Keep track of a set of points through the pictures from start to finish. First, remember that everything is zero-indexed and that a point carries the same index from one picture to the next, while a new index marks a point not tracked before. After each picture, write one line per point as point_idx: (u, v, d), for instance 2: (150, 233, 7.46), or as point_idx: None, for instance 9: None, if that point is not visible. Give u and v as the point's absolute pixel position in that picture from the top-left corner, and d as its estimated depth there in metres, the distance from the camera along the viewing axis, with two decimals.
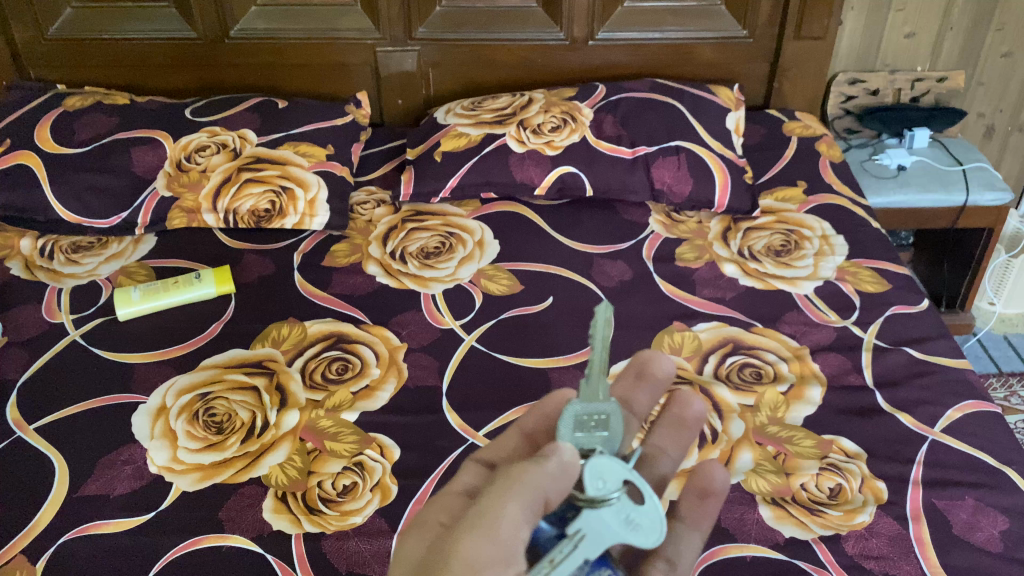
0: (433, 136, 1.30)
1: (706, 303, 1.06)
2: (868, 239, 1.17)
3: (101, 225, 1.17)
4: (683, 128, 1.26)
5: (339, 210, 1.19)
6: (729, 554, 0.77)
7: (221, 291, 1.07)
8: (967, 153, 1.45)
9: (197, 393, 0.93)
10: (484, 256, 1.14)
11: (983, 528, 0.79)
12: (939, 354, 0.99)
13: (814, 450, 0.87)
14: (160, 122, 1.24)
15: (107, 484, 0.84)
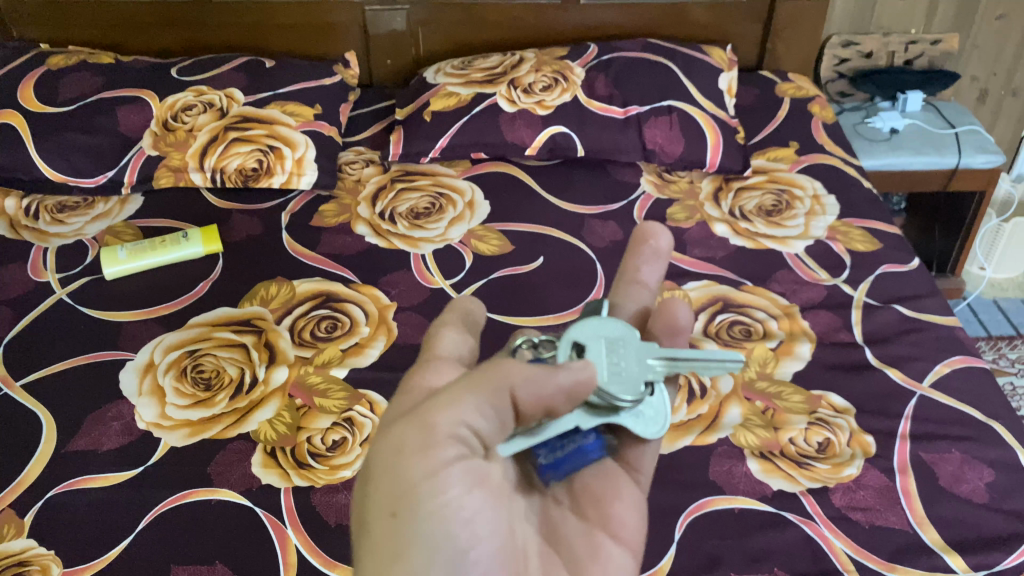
0: (422, 96, 1.29)
1: (697, 262, 1.06)
2: (860, 199, 1.17)
3: (87, 185, 1.16)
4: (675, 88, 1.25)
5: (327, 169, 1.19)
6: (717, 506, 0.77)
7: (209, 250, 1.07)
8: (960, 116, 1.45)
9: (185, 350, 0.92)
10: (475, 217, 1.13)
11: (969, 479, 0.80)
12: (928, 311, 0.99)
13: (803, 405, 0.87)
14: (145, 81, 1.22)
15: (95, 440, 0.83)
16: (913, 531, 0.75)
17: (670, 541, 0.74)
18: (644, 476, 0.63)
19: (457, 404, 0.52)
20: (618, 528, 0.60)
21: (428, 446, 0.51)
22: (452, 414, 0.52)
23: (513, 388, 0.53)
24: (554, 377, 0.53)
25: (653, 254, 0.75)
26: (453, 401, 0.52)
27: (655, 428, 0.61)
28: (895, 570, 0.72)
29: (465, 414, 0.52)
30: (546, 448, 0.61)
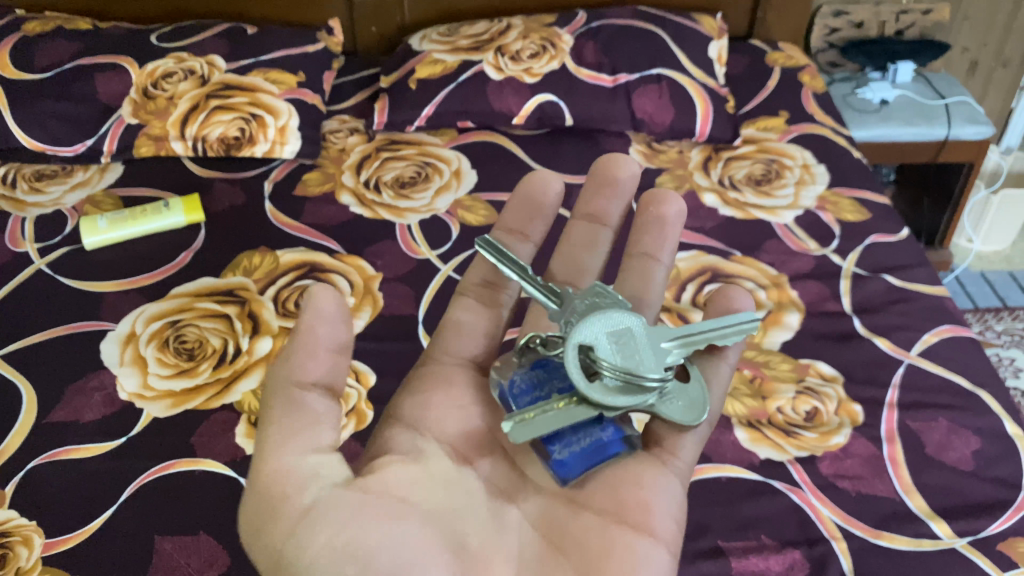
0: (407, 63, 1.27)
1: (686, 232, 1.05)
2: (849, 168, 1.16)
3: (66, 153, 1.14)
4: (664, 55, 1.23)
5: (311, 138, 1.17)
6: (704, 475, 0.77)
7: (191, 220, 1.05)
8: (949, 87, 1.44)
9: (167, 321, 0.91)
10: (461, 186, 1.12)
11: (956, 447, 0.80)
12: (917, 281, 0.99)
13: (791, 374, 0.87)
14: (124, 48, 1.19)
15: (76, 411, 0.82)
16: (900, 498, 0.75)
17: None
18: (682, 462, 0.63)
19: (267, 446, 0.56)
20: (649, 517, 0.58)
21: (272, 499, 0.54)
22: (276, 454, 0.55)
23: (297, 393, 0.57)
24: (309, 338, 0.58)
25: (659, 220, 0.81)
26: (270, 445, 0.55)
27: (694, 416, 0.62)
28: (882, 537, 0.72)
29: (286, 447, 0.55)
30: (559, 443, 0.59)
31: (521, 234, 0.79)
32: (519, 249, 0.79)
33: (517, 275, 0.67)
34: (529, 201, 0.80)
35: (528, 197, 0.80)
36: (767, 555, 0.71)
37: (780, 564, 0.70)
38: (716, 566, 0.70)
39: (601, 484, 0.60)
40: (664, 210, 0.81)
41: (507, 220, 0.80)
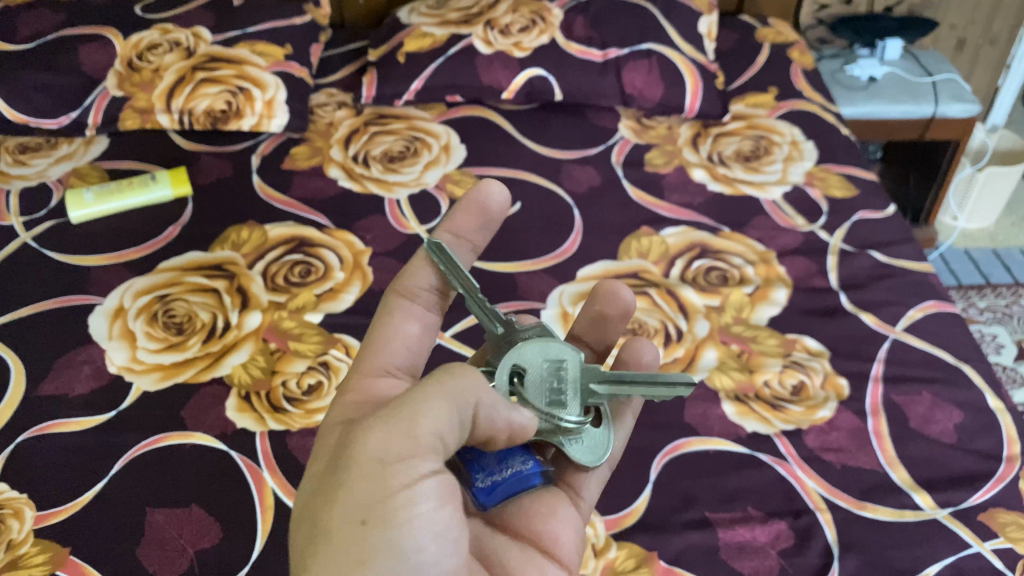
0: (395, 36, 1.26)
1: (674, 208, 1.06)
2: (837, 145, 1.17)
3: (50, 126, 1.12)
4: (654, 28, 1.23)
5: (298, 111, 1.16)
6: (692, 447, 0.78)
7: (178, 193, 1.04)
8: (937, 65, 1.45)
9: (155, 295, 0.90)
10: (451, 161, 1.12)
11: (939, 421, 0.81)
12: (902, 257, 1.00)
13: (778, 349, 0.88)
14: (108, 20, 1.17)
15: (65, 384, 0.82)
16: (883, 470, 0.77)
17: (646, 482, 0.75)
18: (585, 500, 0.65)
19: (427, 394, 0.49)
20: (560, 551, 0.60)
21: (401, 450, 0.48)
22: (433, 418, 0.48)
23: (476, 389, 0.50)
24: (509, 412, 0.52)
25: (598, 318, 0.76)
26: (420, 410, 0.48)
27: (594, 459, 0.62)
28: (865, 508, 0.74)
29: (443, 415, 0.49)
30: (483, 472, 0.57)
31: (465, 247, 0.71)
32: (463, 258, 0.71)
33: (465, 292, 0.65)
34: (484, 221, 0.71)
35: (482, 218, 0.71)
36: (753, 526, 0.72)
37: (766, 535, 0.72)
38: (702, 537, 0.71)
39: (518, 515, 0.60)
40: (608, 308, 0.76)
41: (457, 228, 0.71)
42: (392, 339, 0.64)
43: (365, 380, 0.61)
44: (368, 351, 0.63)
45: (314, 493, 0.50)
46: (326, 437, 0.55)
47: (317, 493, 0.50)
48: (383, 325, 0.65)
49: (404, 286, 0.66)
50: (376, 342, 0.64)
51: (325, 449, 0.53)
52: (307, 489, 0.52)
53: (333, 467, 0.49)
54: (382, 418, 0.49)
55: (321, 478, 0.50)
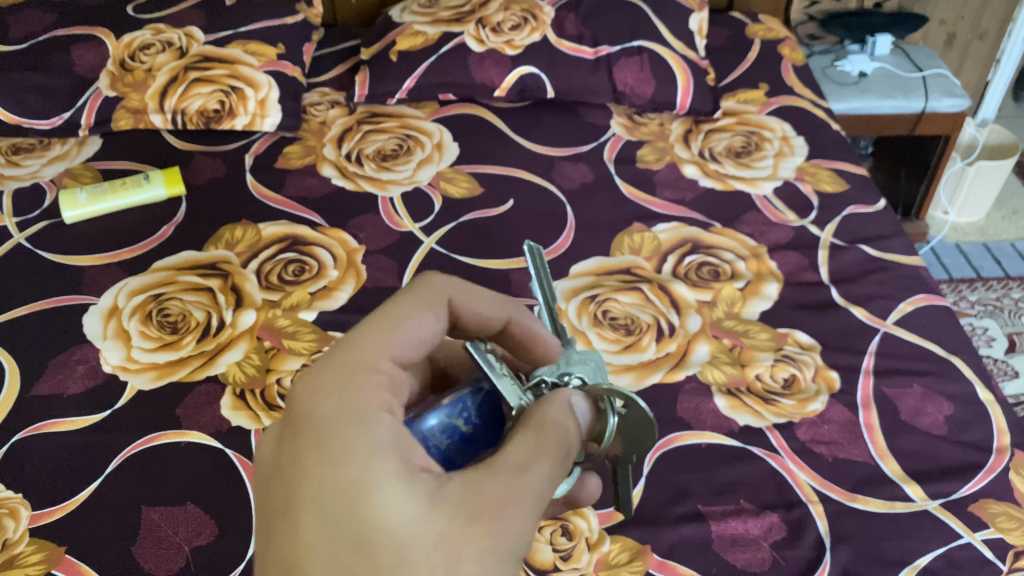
0: (388, 35, 1.26)
1: (666, 205, 1.06)
2: (827, 140, 1.18)
3: (42, 126, 1.13)
4: (645, 26, 1.23)
5: (291, 111, 1.16)
6: (685, 441, 0.79)
7: (172, 193, 1.04)
8: (927, 60, 1.46)
9: (149, 295, 0.91)
10: (443, 159, 1.12)
11: (930, 413, 0.82)
12: (893, 251, 1.01)
13: (770, 343, 0.88)
14: (101, 20, 1.18)
15: (61, 383, 0.82)
16: (874, 462, 0.77)
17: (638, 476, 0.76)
18: None
19: (553, 454, 0.44)
20: None
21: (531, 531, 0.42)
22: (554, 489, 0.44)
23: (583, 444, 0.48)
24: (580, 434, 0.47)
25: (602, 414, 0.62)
26: (541, 466, 0.44)
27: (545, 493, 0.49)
28: (857, 500, 0.74)
29: (555, 472, 0.44)
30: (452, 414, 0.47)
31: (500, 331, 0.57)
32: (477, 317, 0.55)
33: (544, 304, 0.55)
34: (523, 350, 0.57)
35: (522, 350, 0.57)
36: (746, 518, 0.73)
37: (758, 527, 0.72)
38: (695, 530, 0.72)
39: None
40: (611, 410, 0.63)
41: (519, 324, 0.56)
42: (406, 332, 0.50)
43: (380, 376, 0.47)
44: (381, 336, 0.49)
45: (409, 558, 0.39)
46: (362, 463, 0.42)
47: (416, 561, 0.39)
48: (415, 301, 0.51)
49: (465, 289, 0.54)
50: (390, 324, 0.49)
51: (385, 485, 0.41)
52: (369, 543, 0.40)
53: (448, 534, 0.40)
54: (518, 481, 0.42)
55: (414, 541, 0.40)
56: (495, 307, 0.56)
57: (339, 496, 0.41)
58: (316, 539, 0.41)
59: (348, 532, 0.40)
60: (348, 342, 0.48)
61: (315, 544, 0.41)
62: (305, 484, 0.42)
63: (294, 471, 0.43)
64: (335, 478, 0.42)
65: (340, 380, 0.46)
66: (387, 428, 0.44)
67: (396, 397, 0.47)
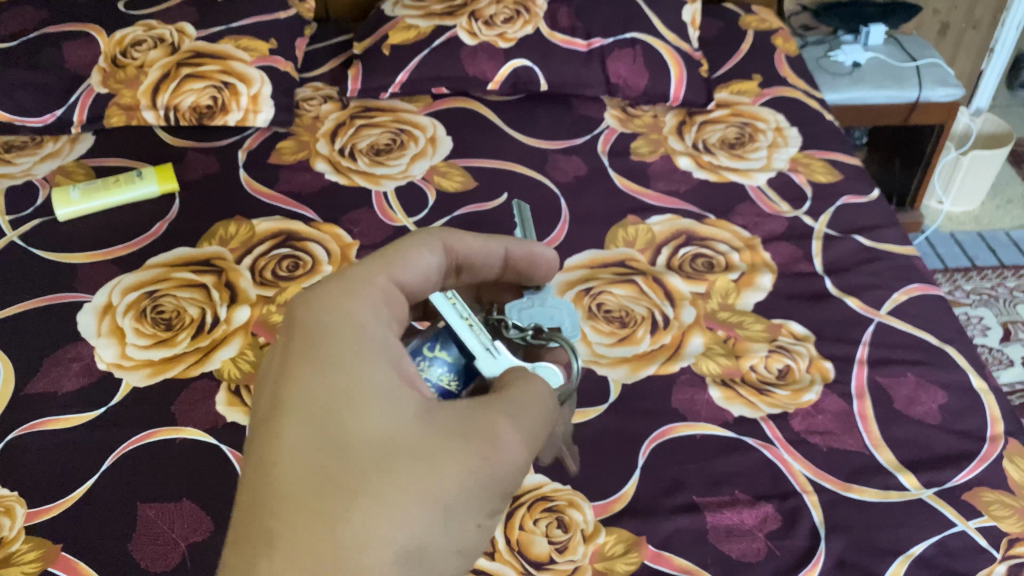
0: (380, 29, 1.26)
1: (661, 196, 1.06)
2: (821, 131, 1.18)
3: (34, 124, 1.12)
4: (638, 18, 1.24)
5: (284, 106, 1.16)
6: (679, 433, 0.79)
7: (165, 189, 1.04)
8: (920, 49, 1.46)
9: (143, 291, 0.91)
10: (437, 152, 1.12)
11: (924, 402, 0.82)
12: (887, 241, 1.01)
13: (764, 334, 0.88)
14: (92, 16, 1.17)
15: (55, 381, 0.82)
16: (868, 452, 0.78)
17: (634, 468, 0.76)
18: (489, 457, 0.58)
19: (543, 418, 0.49)
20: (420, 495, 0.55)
21: (516, 461, 0.47)
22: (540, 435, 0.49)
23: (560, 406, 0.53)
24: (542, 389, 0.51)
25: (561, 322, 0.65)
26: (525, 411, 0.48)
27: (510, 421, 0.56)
28: (851, 490, 0.75)
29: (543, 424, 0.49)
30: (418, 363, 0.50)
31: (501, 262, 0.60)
32: (476, 251, 0.58)
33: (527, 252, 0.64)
34: (529, 268, 0.61)
35: (529, 266, 0.61)
36: (741, 509, 0.73)
37: (753, 517, 0.72)
38: (691, 520, 0.72)
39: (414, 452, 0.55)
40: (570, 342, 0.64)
41: (517, 251, 0.60)
42: (408, 267, 0.54)
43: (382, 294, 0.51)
44: (391, 271, 0.53)
45: (390, 462, 0.43)
46: (352, 375, 0.46)
47: (397, 469, 0.43)
48: (414, 244, 0.55)
49: (458, 236, 0.57)
50: (394, 259, 0.53)
51: (373, 398, 0.45)
52: (350, 447, 0.43)
53: (431, 446, 0.44)
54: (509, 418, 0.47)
55: (396, 448, 0.44)
56: (489, 241, 0.59)
57: (328, 400, 0.45)
58: (295, 440, 0.44)
59: (329, 439, 0.44)
60: (359, 268, 0.53)
61: (293, 444, 0.44)
62: (294, 388, 0.46)
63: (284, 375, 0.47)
64: (324, 387, 0.46)
65: (342, 298, 0.50)
66: (382, 348, 0.48)
67: (390, 319, 0.51)
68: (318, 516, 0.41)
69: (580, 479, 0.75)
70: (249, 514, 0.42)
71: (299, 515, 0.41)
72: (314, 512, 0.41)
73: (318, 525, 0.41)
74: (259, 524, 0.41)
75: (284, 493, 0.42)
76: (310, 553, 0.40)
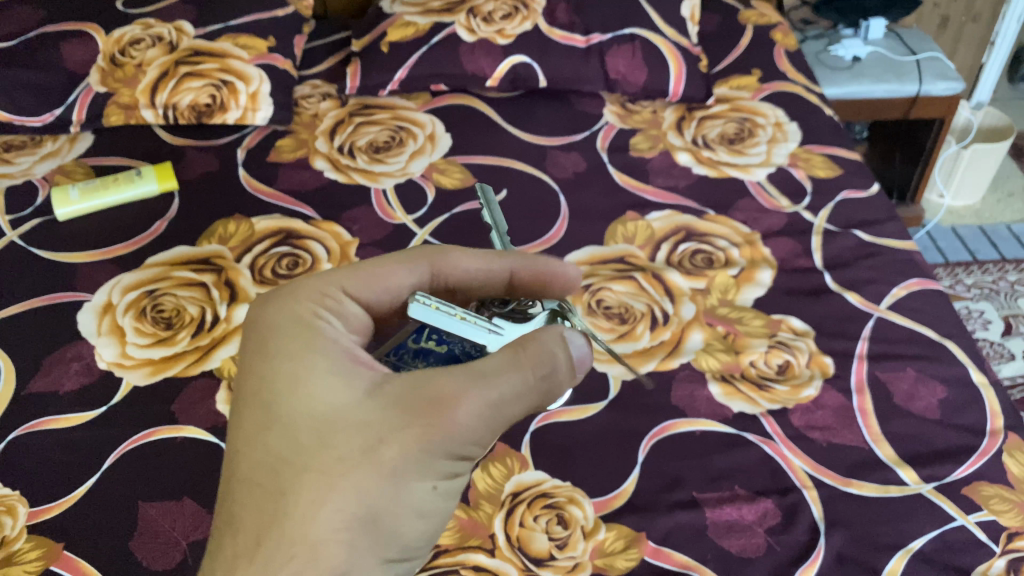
0: (378, 26, 1.25)
1: (660, 192, 1.06)
2: (820, 125, 1.17)
3: (34, 124, 1.12)
4: (636, 14, 1.23)
5: (282, 104, 1.16)
6: (679, 429, 0.79)
7: (164, 188, 1.04)
8: (920, 43, 1.45)
9: (143, 290, 0.91)
10: (436, 149, 1.12)
11: (923, 397, 0.82)
12: (887, 236, 1.01)
13: (764, 329, 0.88)
14: (90, 15, 1.17)
15: (55, 380, 0.82)
16: (868, 447, 0.78)
17: (633, 464, 0.76)
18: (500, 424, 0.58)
19: (521, 377, 0.50)
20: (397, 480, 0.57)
21: (472, 425, 0.49)
22: (516, 401, 0.50)
23: (574, 380, 0.53)
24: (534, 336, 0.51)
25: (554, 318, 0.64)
26: (490, 370, 0.49)
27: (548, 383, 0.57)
28: (851, 485, 0.75)
29: (518, 383, 0.49)
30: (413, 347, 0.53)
31: (506, 285, 0.60)
32: (469, 264, 0.59)
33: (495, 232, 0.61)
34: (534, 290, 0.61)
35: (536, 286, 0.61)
36: (740, 505, 0.73)
37: (753, 513, 0.72)
38: (690, 516, 0.72)
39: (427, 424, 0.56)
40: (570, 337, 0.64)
41: (522, 272, 0.60)
42: (373, 279, 0.57)
43: (333, 294, 0.57)
44: (344, 275, 0.58)
45: (330, 441, 0.49)
46: (301, 365, 0.52)
47: (336, 447, 0.49)
48: (394, 258, 0.58)
49: (447, 254, 0.59)
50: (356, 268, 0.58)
51: (320, 384, 0.51)
52: (298, 430, 0.50)
53: (371, 424, 0.49)
54: (470, 383, 0.49)
55: (338, 429, 0.50)
56: (491, 261, 0.59)
57: (279, 390, 0.52)
58: (254, 428, 0.52)
59: (282, 423, 0.51)
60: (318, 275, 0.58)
61: (254, 431, 0.52)
62: (254, 378, 0.53)
63: (248, 369, 0.54)
64: (275, 381, 0.52)
65: (292, 301, 0.56)
66: (333, 340, 0.54)
67: (342, 316, 0.56)
68: (272, 494, 0.49)
69: (580, 475, 0.75)
70: (224, 495, 0.51)
71: (256, 493, 0.50)
72: (265, 490, 0.49)
73: (272, 502, 0.49)
74: (228, 500, 0.51)
75: (246, 476, 0.50)
76: (260, 528, 0.48)
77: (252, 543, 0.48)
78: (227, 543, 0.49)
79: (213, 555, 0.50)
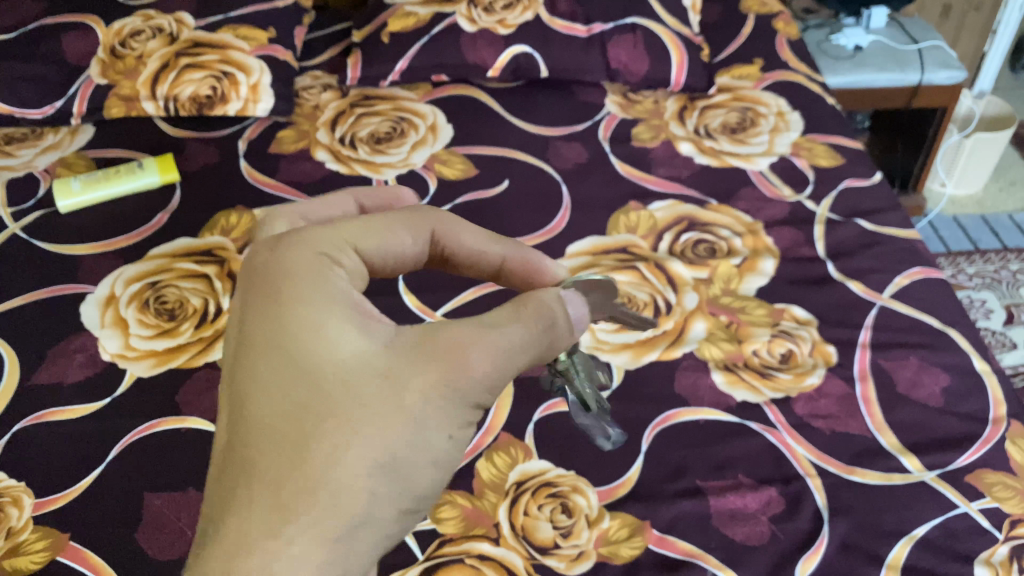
0: (379, 16, 1.25)
1: (662, 182, 1.06)
2: (823, 114, 1.17)
3: (34, 116, 1.12)
4: (638, 3, 1.23)
5: (283, 95, 1.16)
6: (684, 418, 0.79)
7: (166, 179, 1.04)
8: (923, 32, 1.45)
9: (146, 282, 0.91)
10: (438, 140, 1.12)
11: (926, 385, 0.82)
12: (889, 225, 1.00)
13: (767, 318, 0.88)
14: (90, 8, 1.17)
15: (59, 372, 0.82)
16: (871, 435, 0.78)
17: (637, 453, 0.76)
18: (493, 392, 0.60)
19: (526, 331, 0.52)
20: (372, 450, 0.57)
21: (487, 376, 0.50)
22: (523, 352, 0.51)
23: (573, 337, 0.55)
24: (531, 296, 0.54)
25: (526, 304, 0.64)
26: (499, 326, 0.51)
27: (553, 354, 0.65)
28: (854, 473, 0.75)
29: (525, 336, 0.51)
30: None
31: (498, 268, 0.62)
32: (469, 241, 0.60)
33: None
34: (515, 281, 0.62)
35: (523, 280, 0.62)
36: (744, 493, 0.73)
37: (756, 501, 0.73)
38: (694, 505, 0.72)
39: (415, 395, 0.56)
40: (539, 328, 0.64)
41: (514, 262, 0.61)
42: (384, 239, 0.54)
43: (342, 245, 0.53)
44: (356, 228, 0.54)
45: (354, 391, 0.47)
46: (317, 315, 0.49)
47: (360, 399, 0.47)
48: (398, 219, 0.56)
49: (446, 221, 0.59)
50: (370, 228, 0.54)
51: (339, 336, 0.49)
52: (318, 380, 0.47)
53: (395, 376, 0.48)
54: (481, 336, 0.50)
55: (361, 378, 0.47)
56: (488, 243, 0.61)
57: (294, 339, 0.48)
58: (268, 377, 0.48)
59: (299, 373, 0.47)
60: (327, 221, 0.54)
61: (268, 381, 0.48)
62: (264, 326, 0.49)
63: (252, 318, 0.50)
64: (294, 327, 0.48)
65: (307, 245, 0.51)
66: (345, 291, 0.51)
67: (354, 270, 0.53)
68: (293, 444, 0.45)
69: (584, 464, 0.75)
70: (229, 448, 0.46)
71: (271, 443, 0.45)
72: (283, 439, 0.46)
73: (292, 451, 0.45)
74: (236, 453, 0.46)
75: (261, 425, 0.46)
76: (283, 479, 0.44)
77: (273, 491, 0.44)
78: (241, 493, 0.44)
79: (221, 508, 0.45)
